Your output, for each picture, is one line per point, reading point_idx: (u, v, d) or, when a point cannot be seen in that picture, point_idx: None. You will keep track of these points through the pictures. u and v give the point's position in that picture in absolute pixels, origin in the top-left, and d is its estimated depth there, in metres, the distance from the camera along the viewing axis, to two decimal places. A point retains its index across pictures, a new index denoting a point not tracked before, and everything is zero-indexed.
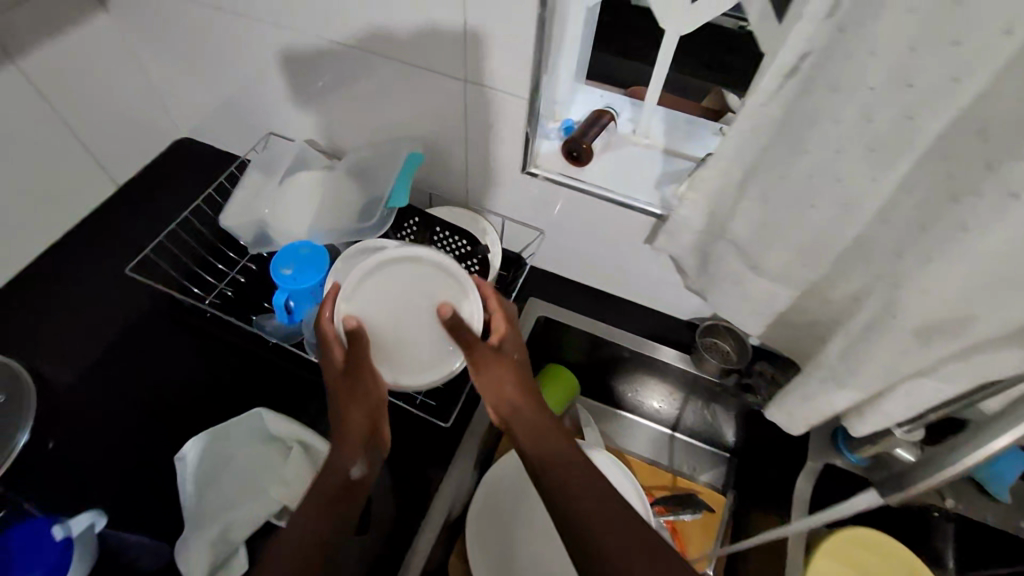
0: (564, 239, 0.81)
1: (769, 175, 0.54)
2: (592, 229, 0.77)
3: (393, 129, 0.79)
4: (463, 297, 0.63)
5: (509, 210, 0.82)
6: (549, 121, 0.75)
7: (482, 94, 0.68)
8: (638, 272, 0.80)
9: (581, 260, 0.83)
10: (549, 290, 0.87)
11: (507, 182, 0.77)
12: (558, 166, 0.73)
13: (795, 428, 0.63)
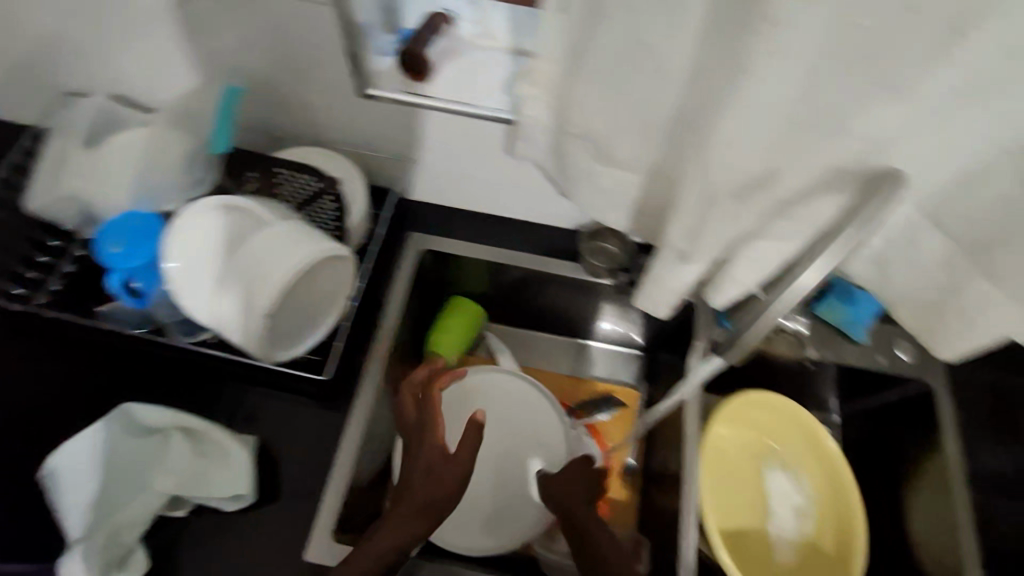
0: (429, 162, 0.77)
1: (599, 60, 0.51)
2: (454, 148, 0.73)
3: (205, 70, 0.68)
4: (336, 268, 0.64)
5: (359, 142, 0.75)
6: (380, 32, 0.67)
7: (286, 14, 0.59)
8: (505, 184, 0.77)
9: (450, 183, 0.79)
10: (427, 222, 0.82)
11: (349, 112, 0.71)
12: (395, 84, 0.67)
13: (661, 310, 0.62)
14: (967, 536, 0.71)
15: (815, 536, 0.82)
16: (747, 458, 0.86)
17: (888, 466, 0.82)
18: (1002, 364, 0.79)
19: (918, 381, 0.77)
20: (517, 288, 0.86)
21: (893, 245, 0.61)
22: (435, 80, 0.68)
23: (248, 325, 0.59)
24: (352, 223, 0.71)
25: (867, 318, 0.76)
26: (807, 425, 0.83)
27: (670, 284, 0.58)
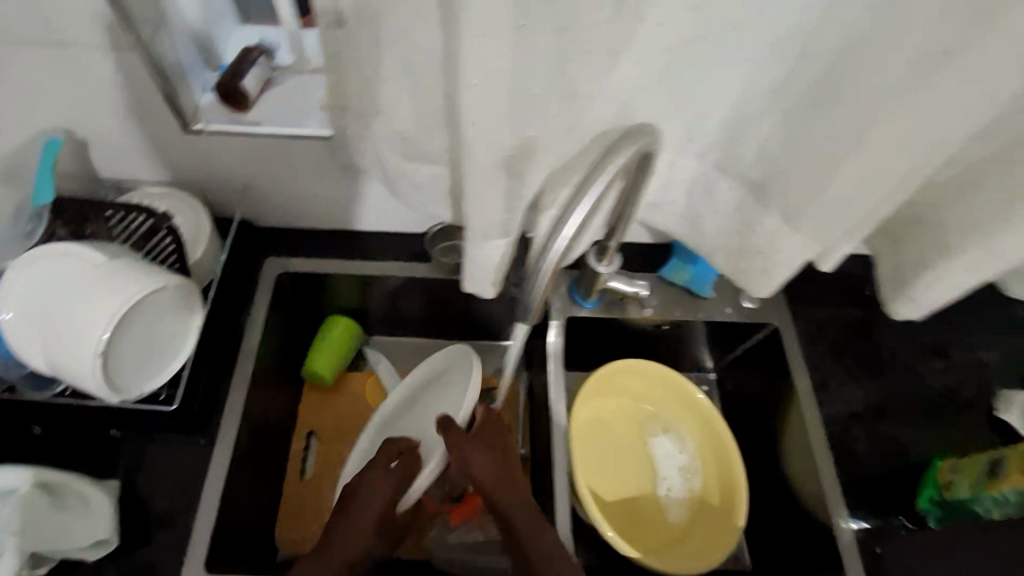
0: (271, 187, 0.80)
1: (367, 65, 0.56)
2: (289, 170, 0.78)
3: (28, 127, 0.71)
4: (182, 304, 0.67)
5: (199, 176, 0.78)
6: (203, 72, 0.73)
7: (88, 58, 0.63)
8: (353, 198, 0.82)
9: (299, 204, 0.83)
10: (286, 244, 0.86)
11: (179, 148, 0.74)
12: (218, 117, 0.72)
13: (487, 291, 0.67)
14: (826, 459, 0.74)
15: (701, 490, 0.84)
16: (631, 427, 0.89)
17: (760, 414, 0.86)
18: (839, 299, 0.85)
19: (765, 325, 0.83)
20: (387, 297, 0.90)
21: (693, 195, 0.69)
22: (254, 109, 0.73)
23: (76, 365, 0.59)
24: (198, 254, 0.74)
25: (706, 274, 0.80)
26: (677, 385, 0.87)
27: (483, 259, 0.62)
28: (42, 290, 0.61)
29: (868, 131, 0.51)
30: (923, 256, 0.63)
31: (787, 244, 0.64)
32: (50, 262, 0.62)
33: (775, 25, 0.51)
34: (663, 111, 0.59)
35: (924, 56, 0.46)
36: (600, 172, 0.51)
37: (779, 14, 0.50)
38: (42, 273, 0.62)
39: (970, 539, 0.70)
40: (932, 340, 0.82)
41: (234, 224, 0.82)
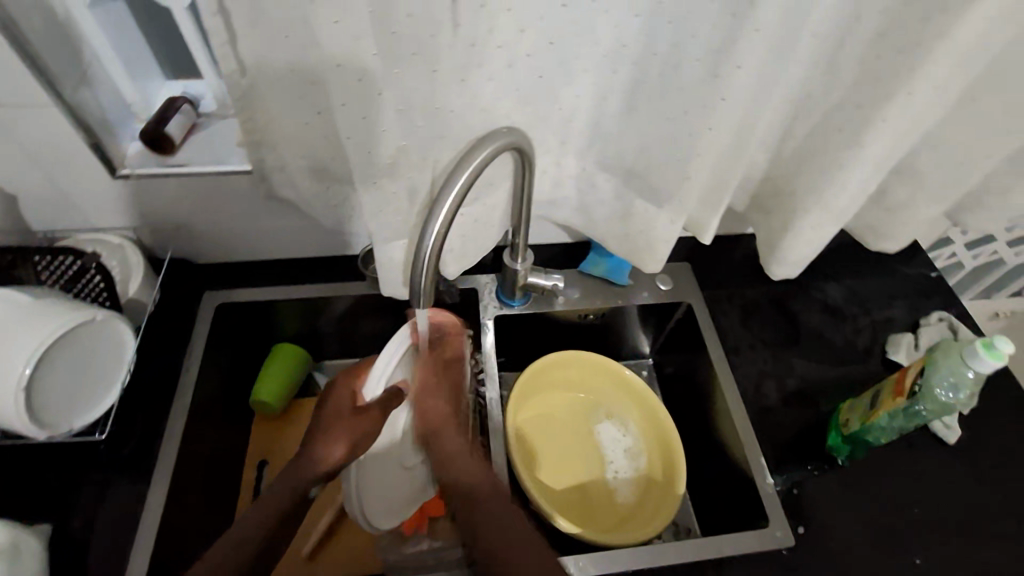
0: (203, 225, 0.85)
1: (270, 95, 0.63)
2: (218, 208, 0.82)
3: None
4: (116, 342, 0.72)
5: (130, 221, 0.82)
6: (131, 121, 0.79)
7: (9, 120, 0.68)
8: (283, 227, 0.87)
9: (233, 238, 0.88)
10: (223, 279, 0.90)
11: (108, 196, 0.79)
12: (144, 162, 0.77)
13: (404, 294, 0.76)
14: (742, 418, 0.79)
15: (647, 469, 0.87)
16: (577, 417, 0.92)
17: (690, 390, 0.90)
18: (745, 275, 0.93)
19: (681, 304, 0.90)
20: (327, 320, 0.94)
21: (583, 190, 0.77)
22: (181, 152, 0.78)
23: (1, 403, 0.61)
24: (132, 291, 0.78)
25: (621, 264, 0.87)
26: (612, 370, 0.90)
27: (394, 260, 0.71)
28: None
29: (706, 109, 0.60)
30: (791, 216, 0.74)
31: (665, 221, 0.72)
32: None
33: (616, 31, 0.60)
34: (540, 113, 0.68)
35: (727, 42, 0.55)
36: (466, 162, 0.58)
37: (612, 21, 0.59)
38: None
39: (884, 474, 0.75)
40: (829, 301, 0.90)
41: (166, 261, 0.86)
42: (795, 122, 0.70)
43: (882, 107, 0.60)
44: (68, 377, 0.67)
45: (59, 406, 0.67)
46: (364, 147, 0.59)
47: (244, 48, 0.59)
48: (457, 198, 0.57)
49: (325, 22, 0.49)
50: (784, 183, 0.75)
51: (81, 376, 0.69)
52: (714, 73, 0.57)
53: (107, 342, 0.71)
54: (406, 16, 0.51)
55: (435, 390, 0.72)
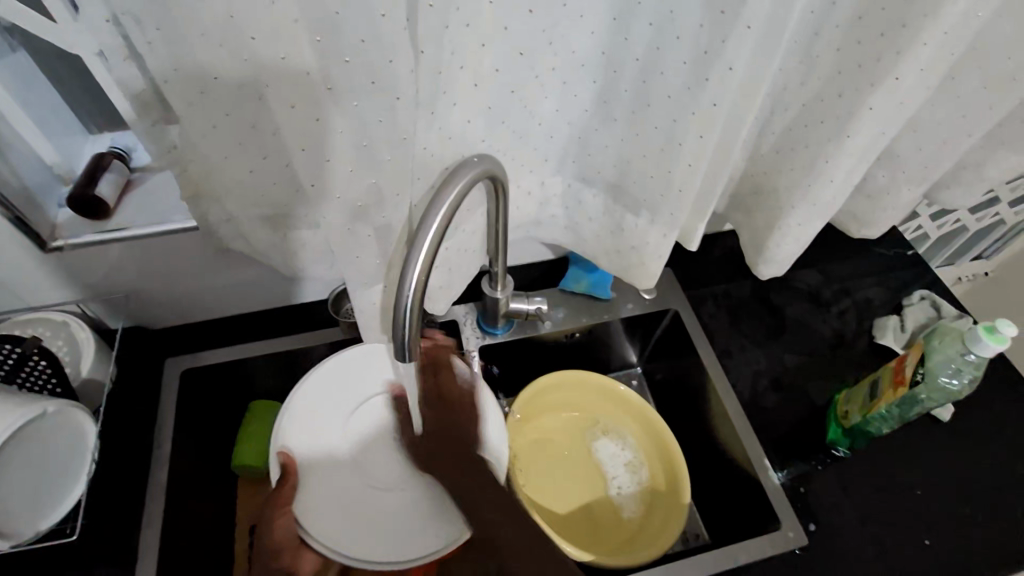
0: (153, 289, 0.78)
1: None
2: (169, 269, 0.76)
3: None
4: (77, 433, 0.66)
5: (70, 293, 0.75)
6: (56, 186, 0.71)
7: None
8: (242, 281, 0.81)
9: (189, 298, 0.82)
10: (185, 342, 0.84)
11: (39, 271, 0.71)
12: (78, 230, 0.70)
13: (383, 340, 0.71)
14: (743, 423, 0.78)
15: (650, 480, 0.85)
16: (573, 436, 0.90)
17: (683, 395, 0.89)
18: (726, 273, 0.91)
19: (668, 311, 0.88)
20: (301, 370, 0.89)
21: (570, 208, 0.74)
22: (118, 214, 0.72)
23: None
24: (86, 371, 0.72)
25: (604, 278, 0.84)
26: (602, 385, 0.88)
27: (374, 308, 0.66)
28: None
29: (697, 116, 0.56)
30: (777, 215, 0.72)
31: (655, 234, 0.69)
32: None
33: (594, 37, 0.57)
34: (510, 134, 0.63)
35: (716, 43, 0.51)
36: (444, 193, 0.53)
37: (590, 26, 0.56)
38: None
39: (886, 460, 0.76)
40: (813, 290, 0.90)
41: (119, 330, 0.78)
42: (772, 118, 0.68)
43: (868, 94, 0.58)
44: (27, 482, 0.60)
45: (20, 512, 0.60)
46: None
47: None
48: (436, 234, 0.52)
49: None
50: (764, 180, 0.73)
51: (43, 479, 0.62)
52: (703, 77, 0.54)
53: (65, 436, 0.64)
54: (360, 41, 0.45)
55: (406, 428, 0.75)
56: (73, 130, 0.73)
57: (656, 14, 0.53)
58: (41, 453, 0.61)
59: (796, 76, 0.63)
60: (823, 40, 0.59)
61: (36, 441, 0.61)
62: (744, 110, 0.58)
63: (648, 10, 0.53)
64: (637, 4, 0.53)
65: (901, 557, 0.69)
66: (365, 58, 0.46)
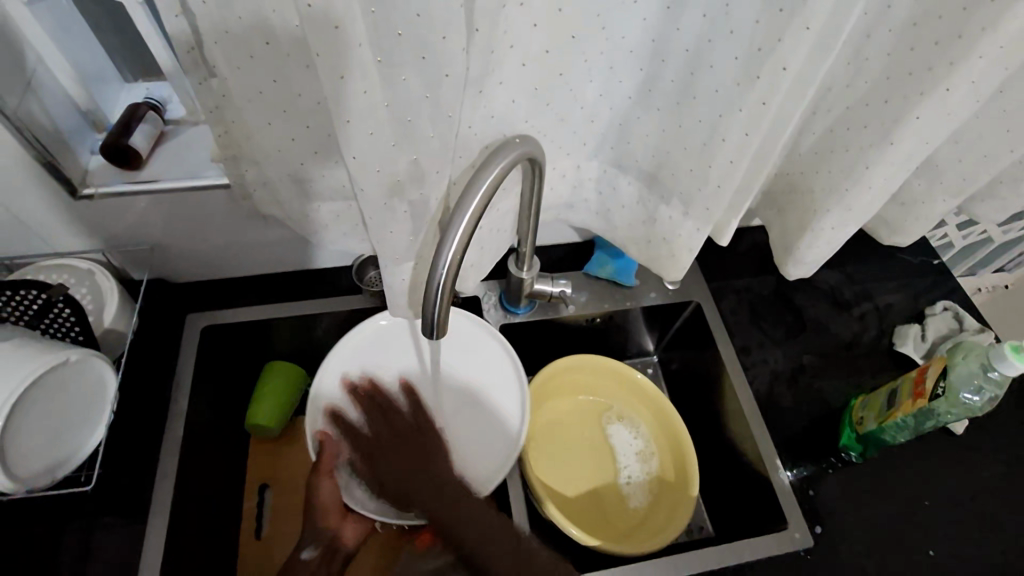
0: (178, 244, 0.78)
1: (249, 107, 0.56)
2: (195, 225, 0.76)
3: None
4: (105, 385, 0.65)
5: (98, 243, 0.75)
6: (89, 134, 0.71)
7: None
8: (267, 240, 0.80)
9: (214, 256, 0.82)
10: (207, 297, 0.84)
11: (70, 219, 0.71)
12: (109, 179, 0.69)
13: (409, 312, 0.71)
14: (757, 420, 0.79)
15: (659, 471, 0.86)
16: (587, 422, 0.91)
17: (698, 387, 0.89)
18: (749, 270, 0.91)
19: (689, 303, 0.88)
20: (318, 334, 0.89)
21: (604, 193, 0.73)
22: (150, 165, 0.71)
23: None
24: (108, 319, 0.71)
25: (628, 266, 0.84)
26: (616, 371, 0.88)
27: (409, 279, 0.66)
28: None
29: (745, 115, 0.55)
30: (810, 218, 0.71)
31: (689, 228, 0.68)
32: None
33: (643, 25, 0.55)
34: (562, 110, 0.62)
35: (772, 41, 0.49)
36: (488, 170, 0.53)
37: (640, 14, 0.54)
38: None
39: (896, 468, 0.76)
40: (834, 292, 0.89)
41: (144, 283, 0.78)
42: (813, 117, 0.67)
43: (916, 104, 0.56)
44: (55, 429, 0.60)
45: (48, 457, 0.60)
46: (369, 169, 0.53)
47: (219, 62, 0.52)
48: (483, 203, 0.52)
49: (323, 28, 0.42)
50: (800, 180, 0.72)
51: (68, 428, 0.62)
52: (754, 75, 0.52)
53: (92, 387, 0.64)
54: (413, 15, 0.43)
55: (399, 440, 0.75)
56: (109, 77, 0.72)
57: (709, 6, 0.51)
58: (68, 401, 0.61)
59: (845, 75, 0.61)
60: (874, 42, 0.57)
61: (63, 388, 0.60)
62: (789, 114, 0.56)
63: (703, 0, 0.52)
64: None
65: (901, 565, 0.70)
66: (418, 30, 0.45)
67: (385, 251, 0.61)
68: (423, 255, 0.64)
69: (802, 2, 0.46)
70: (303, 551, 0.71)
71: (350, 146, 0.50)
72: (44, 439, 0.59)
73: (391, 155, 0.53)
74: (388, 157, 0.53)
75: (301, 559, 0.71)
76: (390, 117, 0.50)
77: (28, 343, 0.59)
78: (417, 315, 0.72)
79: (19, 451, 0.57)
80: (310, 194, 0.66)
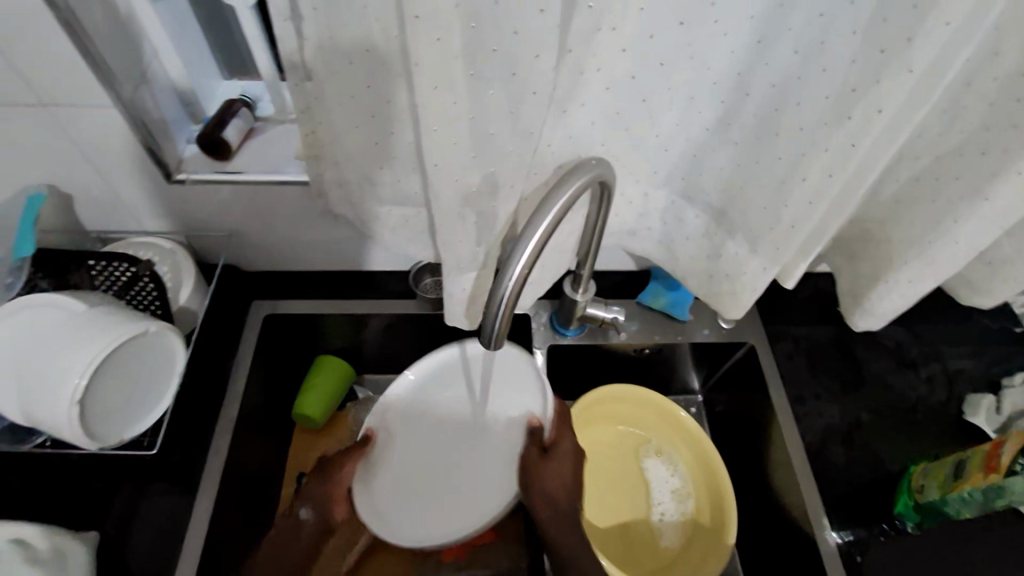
0: (253, 234, 0.83)
1: (337, 110, 0.59)
2: (270, 217, 0.80)
3: (16, 183, 0.72)
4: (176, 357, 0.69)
5: (181, 225, 0.80)
6: (187, 124, 0.76)
7: (74, 117, 0.65)
8: (334, 238, 0.84)
9: (284, 249, 0.86)
10: (271, 286, 0.88)
11: (161, 200, 0.76)
12: (200, 167, 0.74)
13: (465, 322, 0.72)
14: (806, 474, 0.75)
15: (695, 512, 0.84)
16: (623, 453, 0.89)
17: (745, 431, 0.86)
18: (809, 317, 0.88)
19: (742, 344, 0.85)
20: (369, 334, 0.92)
21: (668, 223, 0.73)
22: (237, 158, 0.75)
23: (48, 415, 0.58)
24: (184, 297, 0.76)
25: (683, 299, 0.83)
26: (657, 404, 0.87)
27: (466, 290, 0.67)
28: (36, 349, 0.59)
29: (829, 155, 0.54)
30: (885, 269, 0.69)
31: (754, 266, 0.67)
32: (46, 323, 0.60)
33: (729, 59, 0.55)
34: (636, 138, 0.63)
35: (867, 82, 0.48)
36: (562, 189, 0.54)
37: (728, 47, 0.54)
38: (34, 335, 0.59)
39: (956, 545, 0.71)
40: (901, 351, 0.85)
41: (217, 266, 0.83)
42: (897, 165, 0.65)
43: (1016, 159, 0.54)
44: (130, 394, 0.64)
45: (122, 420, 0.64)
46: (445, 177, 0.55)
47: (317, 66, 0.55)
48: (552, 221, 0.52)
49: (423, 39, 0.44)
50: (876, 230, 0.70)
51: (142, 394, 0.65)
52: (845, 114, 0.51)
53: (166, 358, 0.67)
54: (509, 32, 0.45)
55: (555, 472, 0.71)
56: (211, 73, 0.77)
57: (802, 41, 0.51)
58: (144, 368, 0.65)
59: (936, 125, 0.59)
60: (973, 92, 0.55)
61: (141, 356, 0.64)
62: (875, 159, 0.55)
63: (795, 36, 0.51)
64: (784, 30, 0.51)
65: None
66: (512, 47, 0.46)
67: (448, 259, 0.63)
68: (484, 268, 0.66)
69: (906, 44, 0.45)
70: (302, 511, 0.73)
71: (431, 154, 0.52)
72: (120, 401, 0.63)
73: (467, 166, 0.54)
74: (464, 168, 0.54)
75: (297, 517, 0.72)
76: (471, 130, 0.52)
77: (115, 312, 0.63)
78: (471, 325, 0.72)
79: (97, 411, 0.61)
80: (382, 198, 0.69)
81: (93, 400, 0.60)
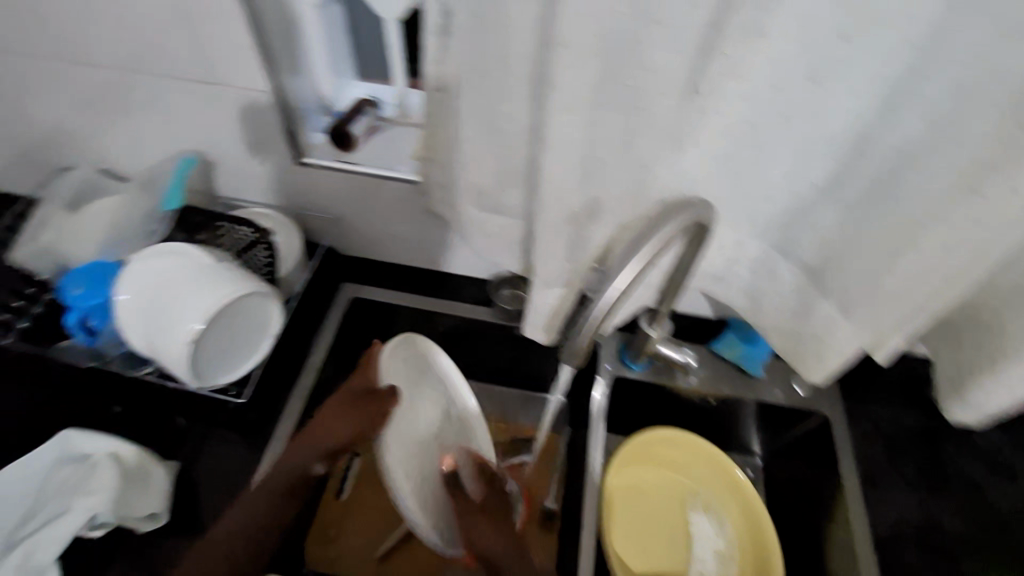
0: (356, 222, 0.89)
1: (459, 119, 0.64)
2: (375, 209, 0.86)
3: (174, 146, 0.82)
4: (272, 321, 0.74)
5: (298, 205, 0.88)
6: (318, 115, 0.82)
7: (233, 96, 0.74)
8: (427, 238, 0.89)
9: (381, 240, 0.92)
10: (362, 273, 0.95)
11: (286, 179, 0.84)
12: (325, 155, 0.82)
13: (540, 336, 0.74)
14: (869, 563, 0.70)
15: None
16: (671, 501, 0.86)
17: (805, 506, 0.82)
18: (894, 400, 0.83)
19: (815, 415, 0.82)
20: (441, 334, 0.96)
21: (758, 275, 0.70)
22: (356, 151, 0.81)
23: (170, 354, 0.66)
24: (285, 270, 0.82)
25: (759, 353, 0.81)
26: (715, 459, 0.85)
27: (544, 305, 0.69)
28: (166, 293, 0.67)
29: (945, 229, 0.52)
30: (990, 361, 0.64)
31: (843, 332, 0.64)
32: (178, 271, 0.68)
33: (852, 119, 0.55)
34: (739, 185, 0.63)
35: (999, 158, 0.47)
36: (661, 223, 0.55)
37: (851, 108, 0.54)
38: (166, 279, 0.67)
39: None
40: (996, 456, 0.78)
41: (320, 246, 0.91)
42: None
43: None
44: (228, 343, 0.71)
45: (219, 368, 0.71)
46: (547, 194, 0.58)
47: (449, 78, 0.61)
48: (645, 257, 0.54)
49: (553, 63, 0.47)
50: (987, 319, 0.65)
51: (240, 347, 0.72)
52: (969, 188, 0.49)
53: (264, 319, 0.73)
54: (635, 65, 0.47)
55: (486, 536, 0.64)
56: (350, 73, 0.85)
57: (932, 110, 0.49)
58: (245, 324, 0.71)
59: None
60: None
61: (244, 313, 0.70)
62: None
63: (927, 103, 0.50)
64: (915, 97, 0.50)
65: None
66: (634, 80, 0.49)
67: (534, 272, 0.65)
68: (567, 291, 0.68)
69: None
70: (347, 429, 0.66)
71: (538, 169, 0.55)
72: (220, 350, 0.70)
73: (572, 186, 0.57)
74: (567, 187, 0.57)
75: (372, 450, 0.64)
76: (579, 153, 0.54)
77: (233, 270, 0.70)
78: (547, 341, 0.74)
79: (201, 356, 0.68)
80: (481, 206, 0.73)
81: (201, 347, 0.67)
